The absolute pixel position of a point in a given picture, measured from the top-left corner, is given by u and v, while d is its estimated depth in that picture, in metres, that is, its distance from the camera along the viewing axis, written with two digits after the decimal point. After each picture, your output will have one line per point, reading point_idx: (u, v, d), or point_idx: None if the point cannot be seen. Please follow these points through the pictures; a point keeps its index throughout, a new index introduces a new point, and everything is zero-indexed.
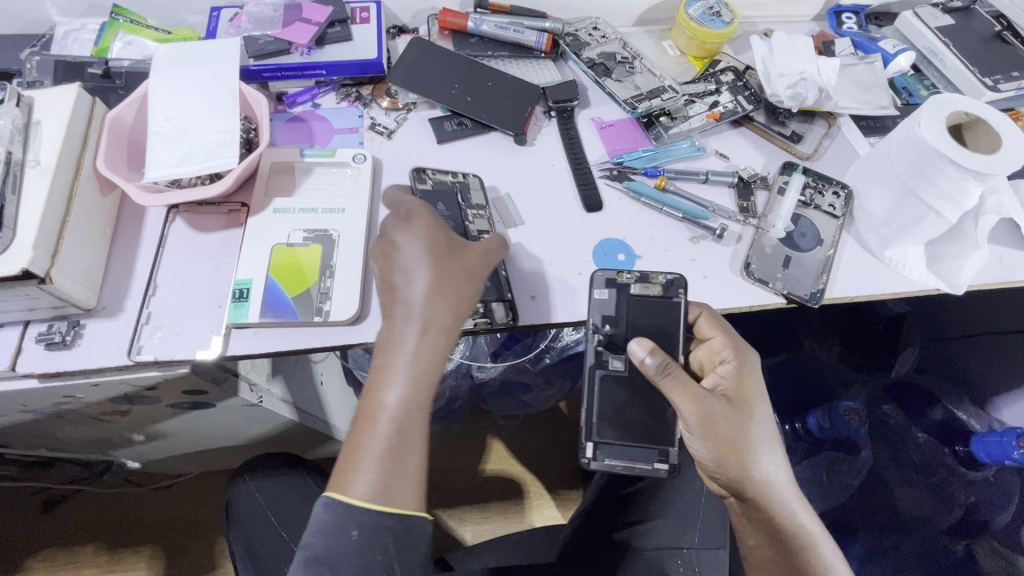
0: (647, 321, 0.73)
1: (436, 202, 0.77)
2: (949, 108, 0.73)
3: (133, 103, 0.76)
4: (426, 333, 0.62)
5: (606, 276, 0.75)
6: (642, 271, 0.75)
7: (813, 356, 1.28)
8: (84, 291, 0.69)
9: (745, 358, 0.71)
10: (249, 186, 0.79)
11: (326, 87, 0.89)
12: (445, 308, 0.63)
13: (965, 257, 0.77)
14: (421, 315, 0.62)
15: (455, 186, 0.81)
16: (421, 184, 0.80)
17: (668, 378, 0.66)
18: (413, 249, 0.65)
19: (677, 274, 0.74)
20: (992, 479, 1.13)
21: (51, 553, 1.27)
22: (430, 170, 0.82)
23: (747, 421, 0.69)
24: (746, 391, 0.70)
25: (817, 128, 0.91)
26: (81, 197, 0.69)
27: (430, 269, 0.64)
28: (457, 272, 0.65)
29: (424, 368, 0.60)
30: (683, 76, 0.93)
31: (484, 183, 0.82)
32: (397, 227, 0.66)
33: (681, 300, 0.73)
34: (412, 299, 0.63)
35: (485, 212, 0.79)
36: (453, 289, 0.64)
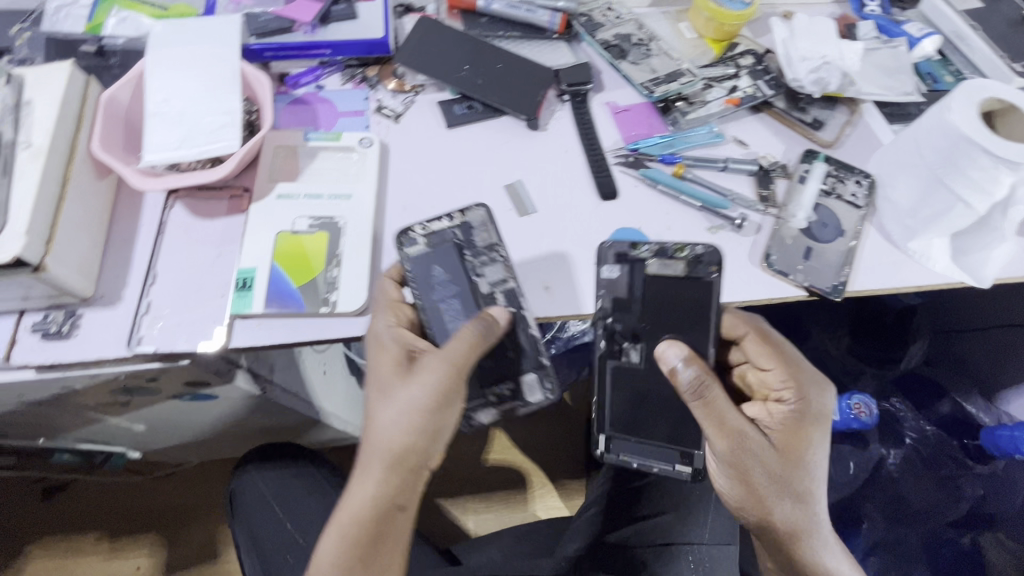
0: (673, 300, 0.69)
1: (433, 266, 0.69)
2: (983, 94, 0.70)
3: (129, 82, 0.73)
4: (373, 478, 0.63)
5: (621, 250, 0.70)
6: (660, 245, 0.69)
7: (819, 347, 1.28)
8: (81, 280, 0.66)
9: (802, 399, 0.69)
10: (251, 171, 0.76)
11: (329, 68, 0.85)
12: (390, 453, 0.63)
13: (992, 249, 0.76)
14: (370, 456, 0.63)
15: (452, 236, 0.70)
16: (410, 245, 0.69)
17: (702, 402, 0.65)
18: (378, 381, 0.65)
19: (710, 246, 0.69)
20: (1001, 472, 1.06)
21: (50, 541, 1.26)
22: (416, 225, 0.70)
23: (785, 460, 0.67)
24: (796, 434, 0.68)
25: (839, 114, 0.88)
26: (76, 181, 0.66)
27: (384, 407, 0.64)
28: (404, 408, 0.62)
29: (363, 514, 0.62)
30: (701, 59, 0.89)
31: (488, 213, 0.71)
32: (373, 350, 0.66)
33: (714, 275, 0.68)
34: (369, 437, 0.64)
35: (496, 256, 0.70)
36: (402, 429, 0.62)
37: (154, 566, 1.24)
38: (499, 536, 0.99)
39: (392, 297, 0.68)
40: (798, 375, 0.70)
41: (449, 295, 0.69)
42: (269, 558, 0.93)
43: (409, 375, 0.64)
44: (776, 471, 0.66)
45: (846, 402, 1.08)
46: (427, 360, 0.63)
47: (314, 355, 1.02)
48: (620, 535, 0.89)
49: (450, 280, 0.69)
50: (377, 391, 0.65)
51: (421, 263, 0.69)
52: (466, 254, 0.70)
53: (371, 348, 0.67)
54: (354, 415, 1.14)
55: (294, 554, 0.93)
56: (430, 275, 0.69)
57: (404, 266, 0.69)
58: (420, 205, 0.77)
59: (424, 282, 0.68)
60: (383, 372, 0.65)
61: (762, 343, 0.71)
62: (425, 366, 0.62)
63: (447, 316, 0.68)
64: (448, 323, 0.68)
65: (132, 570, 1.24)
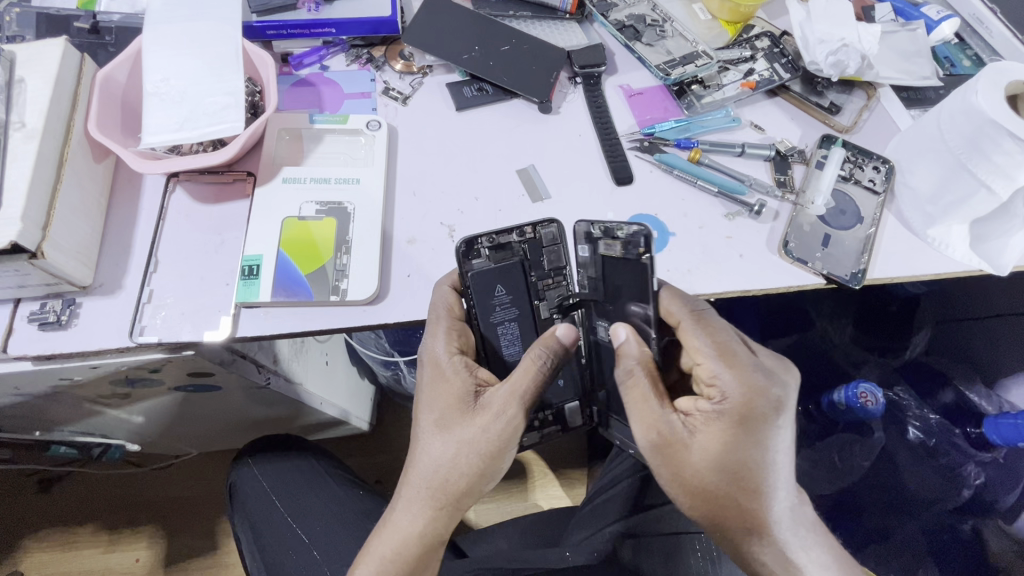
0: (624, 282, 0.64)
1: (495, 286, 0.65)
2: (1009, 77, 0.69)
3: (126, 60, 0.70)
4: (422, 513, 0.63)
5: (583, 229, 0.64)
6: (604, 224, 0.63)
7: (824, 336, 1.18)
8: (80, 267, 0.63)
9: (741, 394, 0.59)
10: (254, 154, 0.73)
11: (334, 48, 0.82)
12: (442, 490, 0.62)
13: (1009, 235, 0.74)
14: (420, 491, 0.62)
15: (519, 252, 0.66)
16: (476, 259, 0.65)
17: (626, 385, 0.61)
18: (434, 414, 0.63)
19: (644, 227, 0.61)
20: (1002, 460, 1.05)
21: (47, 533, 1.24)
22: (484, 236, 0.65)
23: (716, 462, 0.59)
24: (731, 435, 0.59)
25: (856, 99, 0.86)
26: (72, 164, 0.63)
27: (440, 443, 0.62)
28: (464, 449, 0.61)
29: (406, 548, 0.62)
30: (715, 41, 0.87)
31: (562, 230, 0.66)
32: (431, 378, 0.64)
33: (646, 259, 0.62)
34: (419, 470, 0.63)
35: (561, 278, 0.68)
36: (459, 470, 0.61)
37: (153, 558, 1.22)
38: (508, 525, 0.98)
39: (451, 313, 0.64)
40: (738, 366, 0.60)
41: (508, 318, 0.67)
42: (271, 553, 0.91)
43: (470, 413, 0.62)
44: (705, 472, 0.59)
45: (851, 390, 0.97)
46: (493, 401, 0.61)
47: (319, 343, 0.97)
48: (629, 526, 0.85)
49: (511, 303, 0.66)
50: (431, 424, 0.63)
51: (483, 281, 0.65)
52: (530, 275, 0.66)
53: (428, 374, 0.64)
54: (355, 406, 1.12)
55: (298, 548, 0.91)
56: (491, 294, 0.65)
57: (467, 280, 0.64)
58: (430, 190, 0.74)
59: (485, 302, 0.65)
60: (442, 403, 0.63)
61: (695, 328, 0.61)
62: (490, 407, 0.61)
63: (502, 339, 0.67)
64: (504, 347, 0.68)
65: (131, 562, 1.22)
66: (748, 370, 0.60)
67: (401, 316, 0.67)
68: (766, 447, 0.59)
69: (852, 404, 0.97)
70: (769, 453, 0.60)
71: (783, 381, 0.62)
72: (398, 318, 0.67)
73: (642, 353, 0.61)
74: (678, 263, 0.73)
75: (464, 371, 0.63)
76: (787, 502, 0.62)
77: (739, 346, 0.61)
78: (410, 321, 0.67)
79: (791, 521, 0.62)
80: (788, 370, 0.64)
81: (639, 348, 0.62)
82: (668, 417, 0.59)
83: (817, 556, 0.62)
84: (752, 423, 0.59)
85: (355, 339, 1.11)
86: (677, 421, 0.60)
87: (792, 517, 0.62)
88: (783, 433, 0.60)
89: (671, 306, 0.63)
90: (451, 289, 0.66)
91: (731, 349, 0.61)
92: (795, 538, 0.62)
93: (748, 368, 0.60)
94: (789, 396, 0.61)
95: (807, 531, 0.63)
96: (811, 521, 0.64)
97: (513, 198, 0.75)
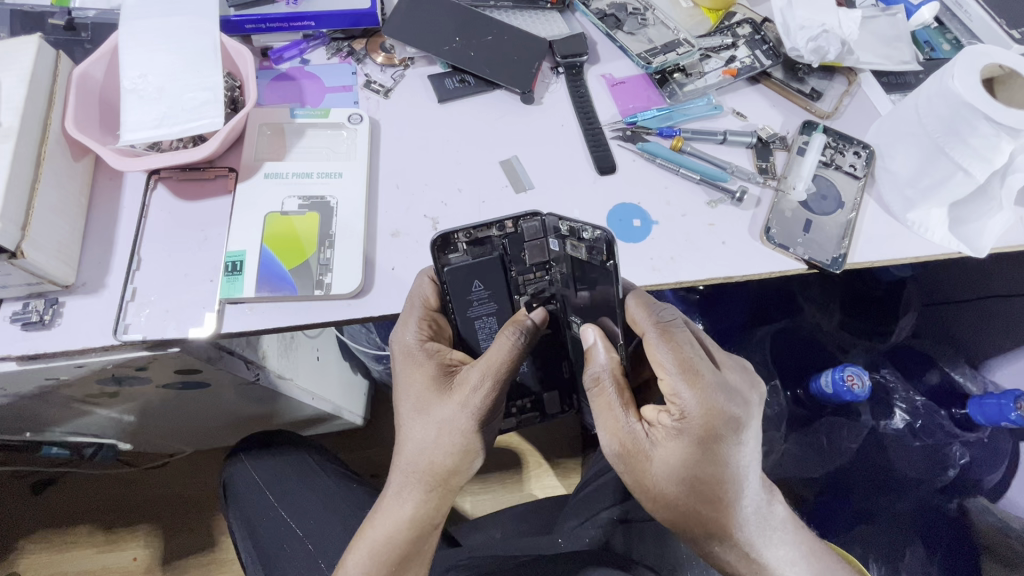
0: (592, 280, 0.64)
1: (473, 282, 0.65)
2: (985, 60, 0.69)
3: (102, 57, 0.69)
4: (412, 495, 0.63)
5: (554, 225, 0.61)
6: (571, 225, 0.60)
7: (811, 322, 1.19)
8: (61, 266, 0.63)
9: (700, 412, 0.58)
10: (236, 150, 0.73)
11: (315, 41, 0.82)
12: (427, 473, 0.63)
13: (986, 218, 0.75)
14: (408, 474, 0.63)
15: (499, 246, 0.63)
16: (453, 254, 0.63)
17: (593, 392, 0.63)
18: (413, 398, 0.64)
19: (607, 232, 0.59)
20: (986, 439, 1.08)
21: (43, 534, 1.24)
22: (460, 230, 0.61)
23: (676, 474, 0.60)
24: (690, 451, 0.59)
25: (837, 84, 0.86)
26: (51, 162, 0.63)
27: (422, 426, 0.63)
28: (445, 428, 0.62)
29: (399, 532, 0.63)
30: (697, 29, 0.87)
31: (546, 224, 0.62)
32: (404, 364, 0.65)
33: (609, 265, 0.60)
34: (405, 454, 0.64)
35: (543, 271, 0.66)
36: (442, 449, 0.62)
37: (150, 557, 1.23)
38: (501, 514, 0.99)
39: (426, 303, 0.65)
40: (699, 385, 0.58)
41: (486, 312, 0.67)
42: (264, 547, 0.92)
43: (446, 393, 0.63)
44: (666, 484, 0.60)
45: (838, 374, 0.96)
46: (468, 378, 0.61)
47: (308, 338, 0.97)
48: (626, 511, 0.86)
49: (489, 298, 0.66)
50: (411, 407, 0.64)
51: (460, 277, 0.64)
52: (510, 269, 0.65)
53: (401, 362, 0.65)
54: (348, 400, 1.13)
55: (292, 541, 0.92)
56: (468, 289, 0.65)
57: (443, 277, 0.63)
58: (414, 183, 0.74)
59: (462, 298, 0.66)
60: (420, 390, 0.64)
61: (659, 342, 0.60)
62: (466, 384, 0.61)
63: (480, 332, 0.69)
64: (481, 339, 0.70)
65: (128, 561, 1.22)
66: (710, 389, 0.58)
67: (386, 309, 0.68)
68: (726, 463, 0.60)
69: (839, 388, 0.96)
70: (731, 466, 0.60)
71: (746, 399, 0.61)
72: (384, 311, 0.67)
73: (610, 362, 0.62)
74: (661, 251, 0.73)
75: (435, 355, 0.65)
76: (754, 502, 0.63)
77: (704, 362, 0.60)
78: (395, 313, 0.68)
79: (759, 522, 0.64)
80: (754, 385, 0.63)
81: (608, 356, 0.62)
82: (630, 426, 0.61)
83: (782, 553, 0.65)
84: (711, 440, 0.59)
85: (347, 335, 1.11)
86: (639, 432, 0.61)
87: (758, 520, 0.64)
88: (745, 449, 0.60)
89: (636, 316, 0.62)
90: (431, 281, 0.65)
91: (695, 366, 0.59)
92: (761, 538, 0.64)
93: (710, 387, 0.58)
94: (750, 413, 0.61)
95: (772, 529, 0.65)
96: (779, 520, 0.66)
97: (496, 190, 0.75)
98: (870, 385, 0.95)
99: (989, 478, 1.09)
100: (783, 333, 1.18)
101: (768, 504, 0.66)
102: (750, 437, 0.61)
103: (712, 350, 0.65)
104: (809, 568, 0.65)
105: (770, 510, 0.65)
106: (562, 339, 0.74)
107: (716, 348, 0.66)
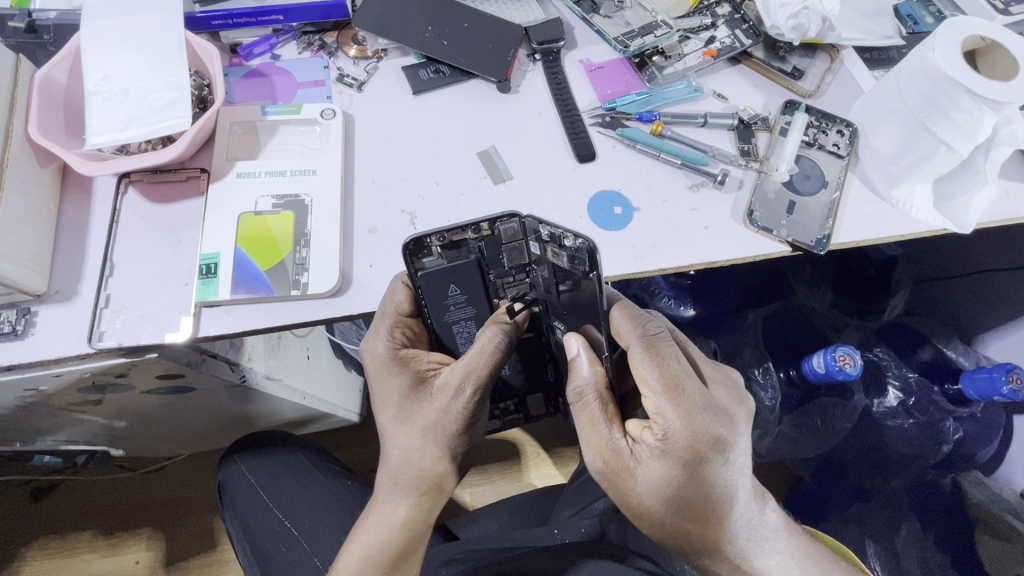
0: (576, 291, 0.62)
1: (449, 286, 0.64)
2: (966, 32, 0.68)
3: (65, 58, 0.67)
4: (402, 500, 0.63)
5: (533, 227, 0.58)
6: (551, 231, 0.57)
7: (802, 303, 1.16)
8: (32, 275, 0.62)
9: (683, 433, 0.57)
10: (207, 150, 0.72)
11: (285, 35, 0.80)
12: (416, 479, 0.63)
13: (972, 193, 0.74)
14: (397, 479, 0.63)
15: (475, 249, 0.62)
16: (428, 258, 0.62)
17: (577, 406, 0.62)
18: (393, 406, 0.63)
19: (589, 241, 0.54)
20: (980, 414, 1.06)
21: (43, 542, 1.24)
22: (432, 233, 0.60)
23: (661, 493, 0.60)
24: (674, 470, 0.58)
25: (819, 62, 0.85)
26: (15, 169, 0.62)
27: (406, 433, 0.63)
28: (430, 433, 0.62)
29: (389, 538, 0.62)
30: (676, 9, 0.85)
31: (524, 226, 0.59)
32: (379, 374, 0.65)
33: (590, 276, 0.57)
34: (390, 461, 0.64)
35: (524, 273, 0.64)
36: (428, 454, 0.62)
37: (153, 559, 1.23)
38: (497, 506, 0.98)
39: (399, 310, 0.64)
40: (684, 405, 0.57)
41: (463, 317, 0.67)
42: (260, 549, 0.91)
43: (425, 400, 0.62)
44: (650, 500, 0.60)
45: (830, 354, 0.92)
46: (449, 383, 0.61)
47: (297, 337, 0.96)
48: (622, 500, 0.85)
49: (467, 302, 0.65)
50: (391, 417, 0.64)
51: (436, 282, 0.63)
52: (488, 273, 0.64)
53: (375, 371, 0.65)
54: (342, 397, 1.12)
55: (288, 543, 0.91)
56: (444, 293, 0.64)
57: (418, 281, 0.63)
58: (390, 177, 0.73)
59: (438, 302, 0.65)
60: (399, 398, 0.63)
61: (644, 357, 0.58)
62: (446, 388, 0.61)
63: (459, 337, 0.69)
64: (461, 344, 0.69)
65: (132, 564, 1.23)
66: (694, 409, 0.57)
67: (364, 309, 0.67)
68: (712, 482, 0.59)
69: (831, 369, 0.92)
70: (717, 487, 0.60)
71: (733, 419, 0.60)
72: (362, 310, 0.67)
73: (593, 374, 0.62)
74: (643, 238, 0.72)
75: (410, 362, 0.64)
76: (748, 504, 0.62)
77: (690, 380, 0.58)
78: (372, 312, 0.67)
79: (751, 536, 0.64)
80: (742, 402, 0.63)
81: (591, 369, 0.62)
82: (613, 442, 0.61)
83: (774, 561, 0.64)
84: (696, 461, 0.58)
85: (338, 334, 1.11)
86: (623, 447, 0.61)
87: (749, 533, 0.63)
88: (732, 468, 0.60)
89: (621, 328, 0.61)
90: (407, 286, 0.64)
91: (679, 384, 0.58)
92: (752, 550, 0.64)
93: (694, 406, 0.57)
94: (736, 433, 0.60)
95: (763, 538, 0.64)
96: (772, 529, 0.66)
97: (475, 181, 0.74)
98: (862, 365, 0.92)
99: (983, 452, 1.09)
100: (774, 317, 1.16)
101: (761, 512, 0.65)
102: (738, 455, 0.60)
103: (698, 364, 0.64)
104: (806, 572, 0.65)
105: (762, 519, 0.65)
106: (545, 341, 0.73)
107: (704, 362, 0.65)
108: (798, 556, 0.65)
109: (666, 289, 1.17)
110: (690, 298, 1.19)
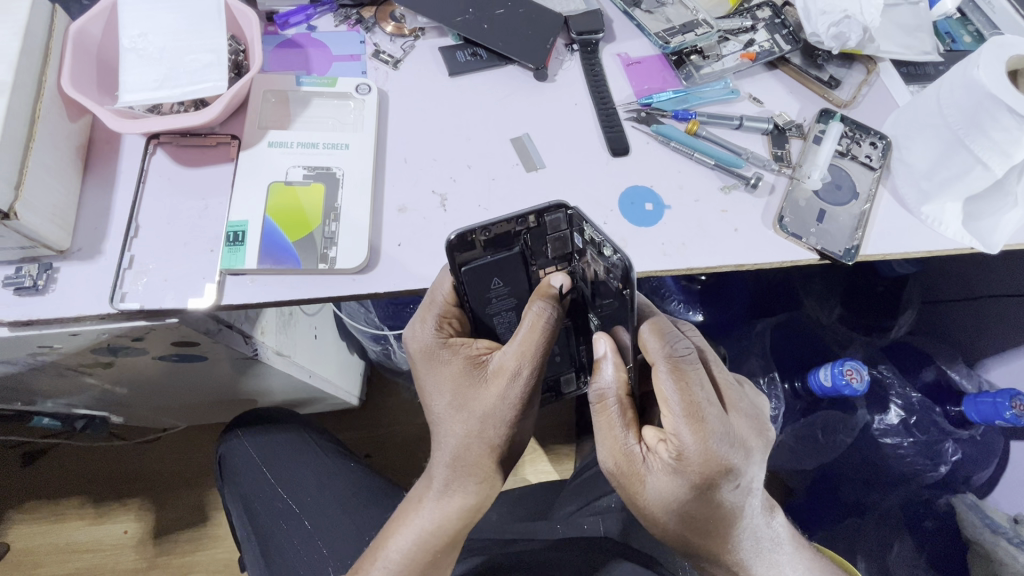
0: (611, 295, 0.61)
1: (493, 278, 0.63)
2: (1011, 52, 0.68)
3: (101, 13, 0.66)
4: (461, 487, 0.62)
5: (577, 224, 0.57)
6: (593, 237, 0.56)
7: (812, 318, 1.16)
8: (56, 230, 0.61)
9: (698, 457, 0.56)
10: (239, 117, 0.71)
11: (322, 7, 0.79)
12: (474, 466, 0.62)
13: (1001, 215, 0.74)
14: (454, 467, 0.62)
15: (521, 242, 0.60)
16: (472, 252, 0.59)
17: (597, 408, 0.62)
18: (448, 395, 0.62)
19: (626, 257, 0.53)
20: (979, 436, 1.06)
21: (32, 506, 1.22)
22: (478, 228, 0.57)
23: (668, 504, 0.60)
24: (681, 487, 0.58)
25: (856, 72, 0.84)
26: (46, 120, 0.60)
27: (461, 421, 0.62)
28: (488, 420, 0.61)
29: (448, 522, 0.62)
30: (717, 10, 0.85)
31: (572, 218, 0.57)
32: (427, 363, 0.64)
33: (625, 292, 0.57)
34: (446, 448, 0.62)
35: (566, 262, 0.64)
36: (486, 441, 0.62)
37: (142, 530, 1.22)
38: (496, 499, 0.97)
39: (446, 299, 0.63)
40: (701, 431, 0.56)
41: (504, 308, 0.68)
42: (260, 528, 0.90)
43: (481, 385, 0.62)
44: (657, 509, 0.61)
45: (837, 368, 0.92)
46: (504, 367, 0.60)
47: (309, 316, 0.96)
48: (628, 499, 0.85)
49: (508, 293, 0.66)
50: (447, 405, 0.62)
51: (480, 276, 0.62)
52: (531, 264, 0.63)
53: (421, 361, 0.64)
54: (344, 380, 1.11)
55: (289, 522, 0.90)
56: (487, 287, 0.64)
57: (462, 276, 0.61)
58: (421, 157, 0.72)
59: (480, 295, 0.65)
60: (454, 384, 0.62)
61: (668, 377, 0.57)
62: (503, 372, 0.60)
63: (499, 325, 0.70)
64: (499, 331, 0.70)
65: (120, 534, 1.21)
66: (713, 436, 0.56)
67: (390, 288, 0.66)
68: (719, 503, 0.59)
69: (838, 382, 0.92)
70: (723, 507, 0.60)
71: (748, 448, 0.60)
72: (388, 289, 0.66)
73: (616, 379, 0.61)
74: (672, 236, 0.72)
75: (460, 349, 0.64)
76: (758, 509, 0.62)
77: (712, 408, 0.57)
78: (398, 290, 0.66)
79: (753, 546, 0.63)
80: (761, 434, 0.62)
81: (615, 373, 0.61)
82: (629, 448, 0.61)
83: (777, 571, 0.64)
84: (705, 486, 0.58)
85: (344, 312, 1.07)
86: (637, 454, 0.60)
87: (754, 543, 0.63)
88: (741, 492, 0.60)
89: (649, 344, 0.59)
90: (450, 278, 0.63)
91: (701, 411, 0.57)
92: (748, 561, 0.64)
93: (712, 435, 0.56)
94: (749, 463, 0.59)
95: (765, 549, 0.64)
96: (773, 543, 0.65)
97: (507, 167, 0.73)
98: (869, 380, 0.92)
99: (979, 475, 1.09)
100: (783, 326, 1.15)
101: (769, 520, 0.65)
102: (747, 482, 0.60)
103: (722, 388, 0.63)
104: None
105: (762, 534, 0.64)
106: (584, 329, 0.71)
107: (728, 387, 0.64)
108: (801, 568, 0.65)
109: (677, 293, 1.16)
110: (699, 304, 1.18)
